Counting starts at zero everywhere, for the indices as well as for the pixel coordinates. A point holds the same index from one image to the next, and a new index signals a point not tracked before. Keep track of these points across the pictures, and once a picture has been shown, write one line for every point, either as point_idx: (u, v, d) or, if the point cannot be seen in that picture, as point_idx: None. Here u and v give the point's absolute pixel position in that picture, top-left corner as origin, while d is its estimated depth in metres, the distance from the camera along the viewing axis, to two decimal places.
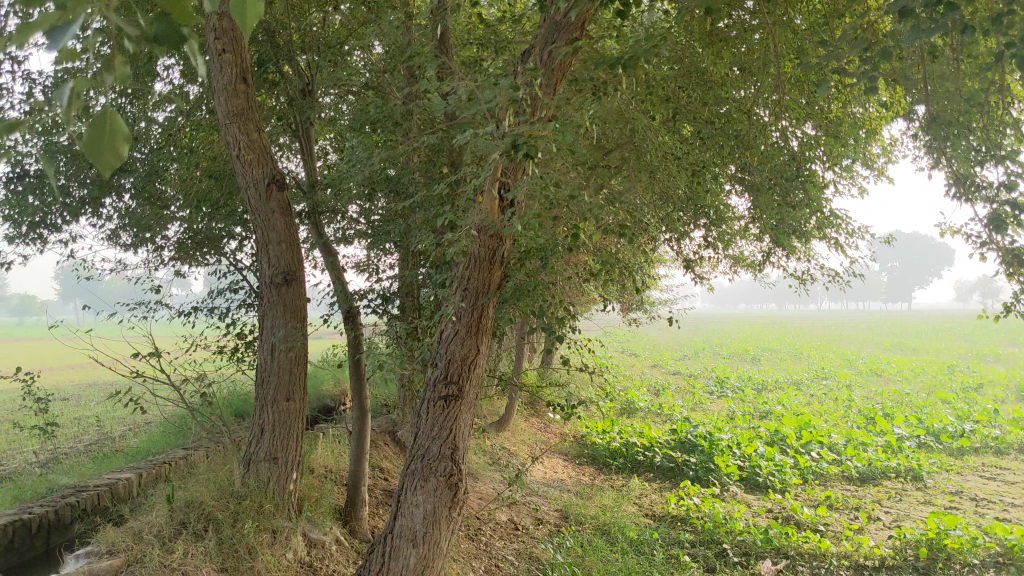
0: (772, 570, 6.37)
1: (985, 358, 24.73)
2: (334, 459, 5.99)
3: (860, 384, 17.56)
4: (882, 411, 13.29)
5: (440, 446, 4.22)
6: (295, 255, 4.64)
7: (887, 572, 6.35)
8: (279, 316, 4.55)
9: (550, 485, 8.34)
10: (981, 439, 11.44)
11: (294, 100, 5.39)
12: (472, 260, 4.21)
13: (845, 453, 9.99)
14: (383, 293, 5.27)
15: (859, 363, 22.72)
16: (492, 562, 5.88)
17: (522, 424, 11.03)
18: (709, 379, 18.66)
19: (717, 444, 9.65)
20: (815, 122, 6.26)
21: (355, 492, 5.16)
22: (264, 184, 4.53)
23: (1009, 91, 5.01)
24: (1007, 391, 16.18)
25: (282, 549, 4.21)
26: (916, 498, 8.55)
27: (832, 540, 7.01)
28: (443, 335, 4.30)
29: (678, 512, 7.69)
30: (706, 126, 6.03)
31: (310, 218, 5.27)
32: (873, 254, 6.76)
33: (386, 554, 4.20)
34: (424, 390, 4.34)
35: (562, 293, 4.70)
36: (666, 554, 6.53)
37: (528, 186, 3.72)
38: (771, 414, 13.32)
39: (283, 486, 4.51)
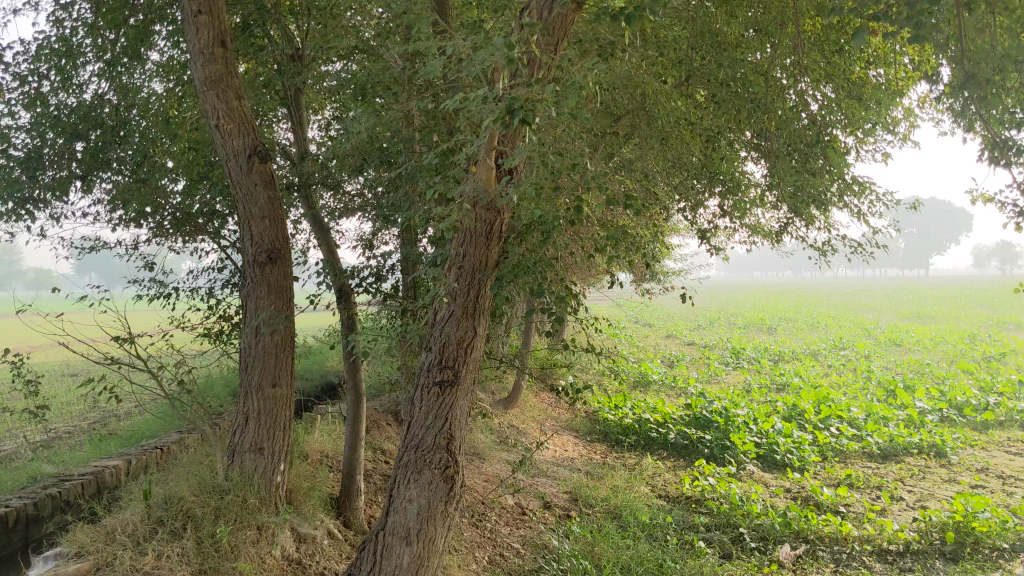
0: (791, 555, 6.09)
1: (1005, 325, 24.35)
2: (331, 443, 5.73)
3: (879, 354, 17.23)
4: (902, 383, 12.94)
5: (434, 437, 3.92)
6: (280, 232, 4.30)
7: (912, 557, 6.07)
8: (263, 296, 4.23)
9: (560, 465, 8.07)
10: (1006, 412, 11.08)
11: (282, 67, 5.03)
12: (467, 236, 3.89)
13: (866, 428, 9.66)
14: (377, 270, 4.96)
15: (877, 332, 22.38)
16: (496, 551, 5.61)
17: (531, 400, 10.76)
18: (725, 350, 18.34)
19: (733, 420, 9.34)
20: (837, 84, 5.88)
21: (350, 482, 4.89)
22: (246, 156, 4.18)
23: None
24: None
25: (267, 547, 3.97)
26: (940, 476, 8.25)
27: (854, 522, 6.73)
28: (437, 317, 4.00)
29: (693, 494, 7.42)
30: (721, 89, 5.74)
31: (300, 192, 4.96)
32: (897, 222, 6.39)
33: (377, 552, 3.92)
34: (419, 375, 4.04)
35: (566, 269, 4.37)
36: (680, 540, 6.26)
37: (524, 155, 3.39)
38: (788, 386, 13.03)
39: (270, 478, 4.24)
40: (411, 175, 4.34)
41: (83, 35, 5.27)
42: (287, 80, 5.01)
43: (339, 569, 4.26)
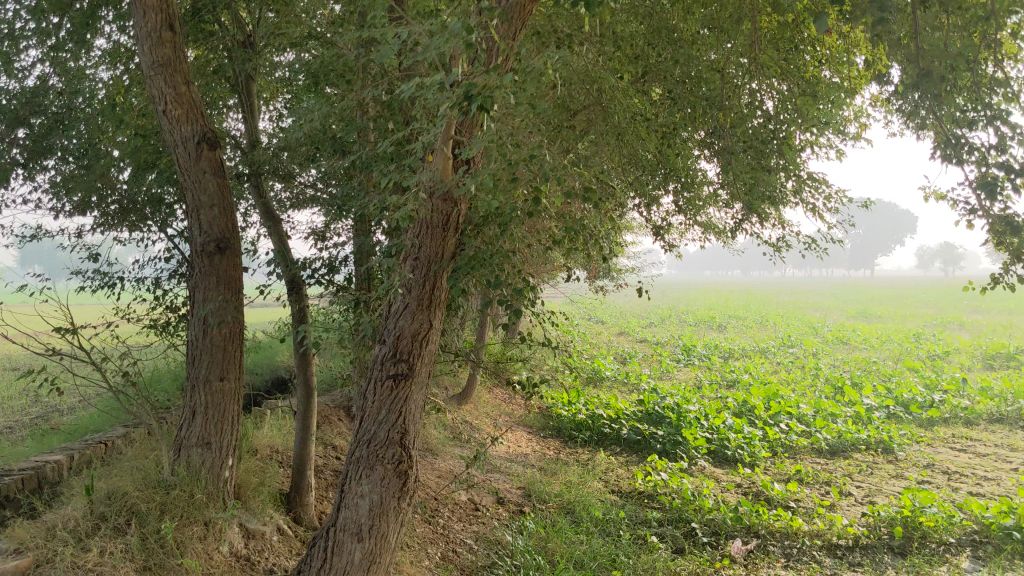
0: (742, 550, 6.12)
1: (947, 325, 24.93)
2: (281, 439, 5.61)
3: (827, 352, 17.47)
4: (849, 380, 13.14)
5: (387, 432, 3.85)
6: (230, 221, 4.19)
7: (862, 551, 6.14)
8: (211, 287, 4.10)
9: (513, 460, 8.02)
10: (951, 409, 11.29)
11: (233, 52, 4.90)
12: (423, 227, 3.86)
13: (815, 425, 9.78)
14: (330, 261, 4.85)
15: (825, 330, 22.74)
16: (449, 547, 5.52)
17: (484, 396, 10.69)
18: (676, 347, 18.46)
19: (685, 416, 9.39)
20: (791, 82, 5.93)
21: (300, 478, 4.78)
22: (195, 143, 4.06)
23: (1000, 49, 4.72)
24: (973, 360, 16.15)
25: (215, 544, 3.88)
26: (888, 471, 8.37)
27: (804, 517, 6.79)
28: (391, 309, 3.94)
29: (645, 489, 7.43)
30: (677, 86, 5.84)
31: (251, 181, 4.80)
32: (850, 220, 6.45)
33: (328, 549, 3.84)
34: (371, 368, 3.97)
35: (523, 262, 4.32)
36: (633, 535, 6.26)
37: (481, 144, 3.34)
38: (738, 383, 13.16)
39: (218, 472, 4.14)
40: (365, 164, 4.26)
41: (25, 19, 5.05)
42: (238, 66, 4.88)
43: (288, 566, 4.18)
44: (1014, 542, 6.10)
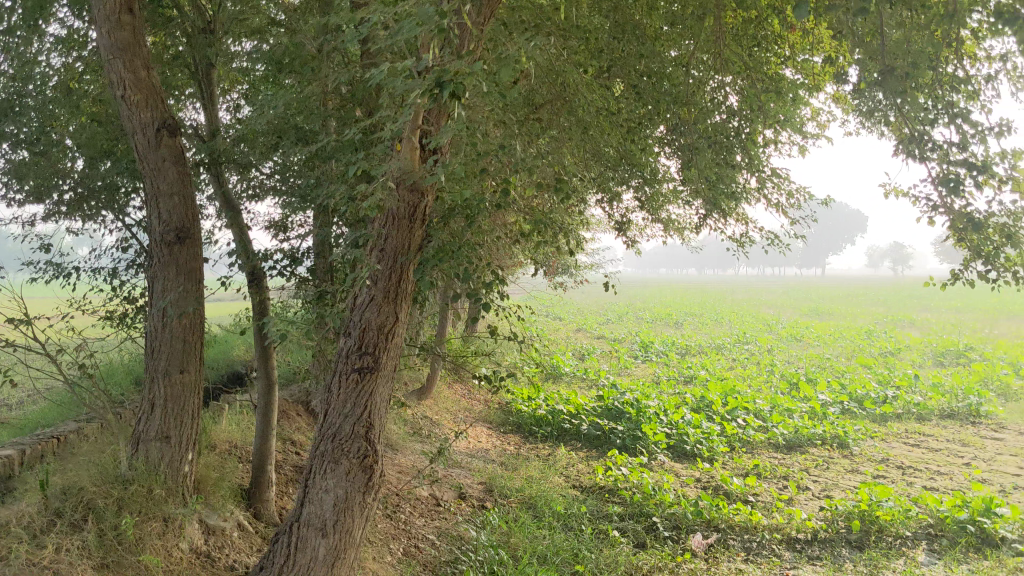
0: (703, 544, 6.15)
1: (898, 323, 25.37)
2: (240, 433, 5.51)
3: (781, 348, 17.66)
4: (805, 376, 13.29)
5: (353, 426, 3.79)
6: (190, 211, 4.09)
7: (820, 545, 6.20)
8: (171, 278, 4.01)
9: (474, 456, 7.99)
10: (903, 405, 11.46)
11: (193, 38, 4.75)
12: (390, 218, 3.78)
13: (771, 420, 9.87)
14: (291, 254, 4.76)
15: (779, 327, 22.99)
16: (411, 543, 5.46)
17: (443, 392, 10.63)
18: (634, 343, 18.55)
19: (644, 411, 9.43)
20: (753, 79, 5.97)
21: (260, 473, 4.69)
22: (154, 130, 3.96)
23: (959, 49, 4.79)
24: (923, 357, 16.43)
25: (174, 540, 3.80)
26: (844, 466, 8.47)
27: (763, 511, 6.84)
28: (357, 302, 3.87)
29: (606, 483, 7.43)
30: (642, 80, 5.87)
31: (211, 171, 4.71)
32: (812, 216, 6.52)
33: (291, 545, 3.77)
34: (336, 361, 3.90)
35: (490, 255, 4.28)
36: (595, 529, 6.26)
37: (451, 133, 3.30)
38: (695, 379, 13.25)
39: (177, 467, 4.05)
40: (330, 154, 4.18)
41: None
42: (200, 51, 4.74)
43: (249, 562, 4.10)
44: (967, 535, 6.20)
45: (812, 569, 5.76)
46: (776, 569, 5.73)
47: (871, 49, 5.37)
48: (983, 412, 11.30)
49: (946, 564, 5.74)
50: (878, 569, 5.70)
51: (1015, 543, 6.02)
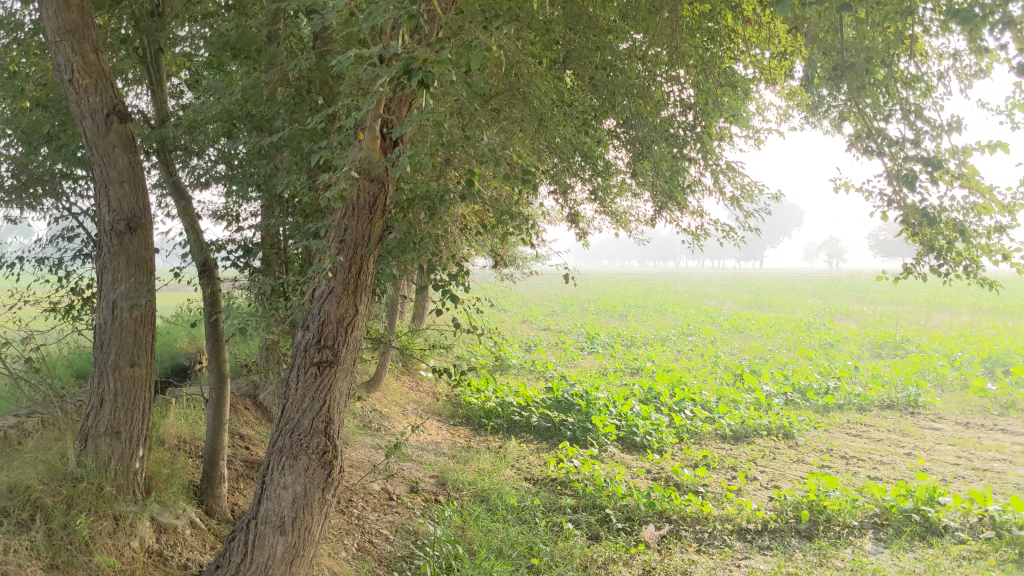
0: (656, 535, 6.18)
1: (836, 315, 25.85)
2: (188, 428, 5.38)
3: (724, 340, 17.87)
4: (748, 368, 13.46)
5: (311, 421, 3.71)
6: (141, 199, 3.96)
7: (770, 535, 6.28)
8: (121, 268, 3.88)
9: (425, 449, 7.92)
10: (845, 395, 11.68)
11: (141, 21, 4.59)
12: (350, 208, 3.69)
13: (718, 411, 9.98)
14: (245, 245, 4.65)
15: (721, 318, 23.26)
16: (365, 538, 5.39)
17: (391, 383, 10.54)
18: (579, 335, 18.61)
19: (593, 403, 9.47)
20: (708, 73, 6.00)
21: (212, 468, 4.59)
22: (103, 115, 3.82)
23: (912, 47, 4.87)
24: (862, 348, 16.76)
25: (125, 539, 3.70)
26: (789, 456, 8.60)
27: (713, 501, 6.90)
28: (315, 294, 3.78)
29: (557, 475, 7.44)
30: (597, 73, 5.84)
31: (160, 158, 4.62)
32: (766, 209, 6.66)
33: (248, 542, 3.70)
34: (294, 354, 3.82)
35: (450, 247, 4.23)
36: (548, 522, 6.25)
37: (417, 123, 3.24)
38: (641, 370, 13.33)
39: (128, 464, 3.94)
40: (287, 143, 4.09)
41: None
42: (148, 36, 4.58)
43: (203, 560, 4.00)
44: (912, 524, 6.33)
45: (763, 559, 5.83)
46: (728, 559, 5.79)
47: (825, 44, 5.43)
48: (921, 402, 11.55)
49: (892, 553, 5.85)
50: (827, 558, 5.78)
51: (958, 532, 6.16)
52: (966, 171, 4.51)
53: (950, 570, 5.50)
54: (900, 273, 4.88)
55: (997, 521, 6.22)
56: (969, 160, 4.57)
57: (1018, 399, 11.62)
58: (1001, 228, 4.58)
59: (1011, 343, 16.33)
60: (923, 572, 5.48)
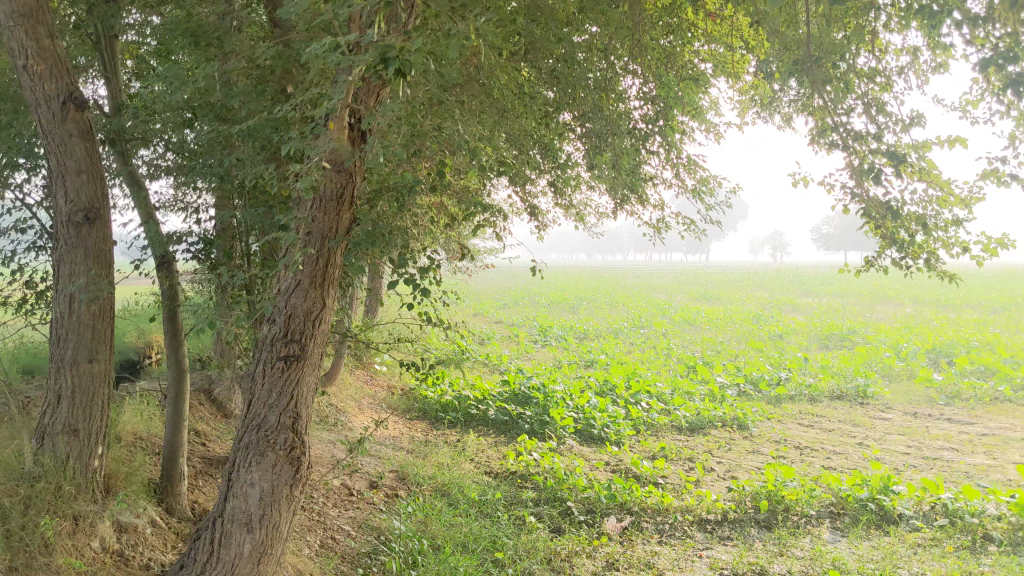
0: (617, 528, 6.19)
1: (784, 307, 26.21)
2: (144, 424, 5.26)
3: (676, 332, 18.01)
4: (701, 359, 13.56)
5: (279, 416, 3.65)
6: (99, 190, 3.85)
7: (730, 525, 6.33)
8: (79, 261, 3.77)
9: (383, 443, 7.85)
10: (796, 386, 11.85)
11: (95, 7, 4.46)
12: (316, 200, 3.62)
13: (673, 403, 10.05)
14: (204, 236, 4.54)
15: (671, 311, 23.43)
16: (328, 534, 5.31)
17: (346, 378, 10.43)
18: (532, 328, 18.61)
19: (551, 396, 9.48)
20: (669, 66, 6.03)
21: (172, 465, 4.48)
22: (59, 102, 3.69)
23: (871, 43, 4.95)
24: (810, 340, 17.02)
25: (85, 539, 3.62)
26: (745, 447, 8.70)
27: (673, 492, 6.94)
28: (281, 287, 3.70)
29: (517, 468, 7.42)
30: (559, 65, 5.82)
31: (114, 147, 4.43)
32: (727, 202, 6.75)
33: (214, 541, 3.64)
34: (260, 349, 3.74)
35: (418, 239, 4.19)
36: (511, 515, 6.23)
37: (391, 113, 3.19)
38: (595, 363, 13.37)
39: (86, 462, 3.84)
40: (249, 133, 4.01)
41: None
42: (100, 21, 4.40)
43: (165, 560, 3.92)
44: (868, 512, 6.43)
45: (724, 550, 5.87)
46: (691, 549, 5.82)
47: (785, 39, 5.49)
48: (869, 392, 11.75)
49: (850, 541, 5.94)
50: (786, 548, 5.83)
51: (913, 519, 6.28)
52: (926, 165, 4.59)
53: (907, 557, 5.59)
54: (861, 265, 4.96)
55: (949, 509, 6.35)
56: (928, 154, 4.65)
57: (962, 389, 11.90)
58: (958, 221, 4.71)
59: (954, 334, 16.71)
60: (881, 559, 5.56)
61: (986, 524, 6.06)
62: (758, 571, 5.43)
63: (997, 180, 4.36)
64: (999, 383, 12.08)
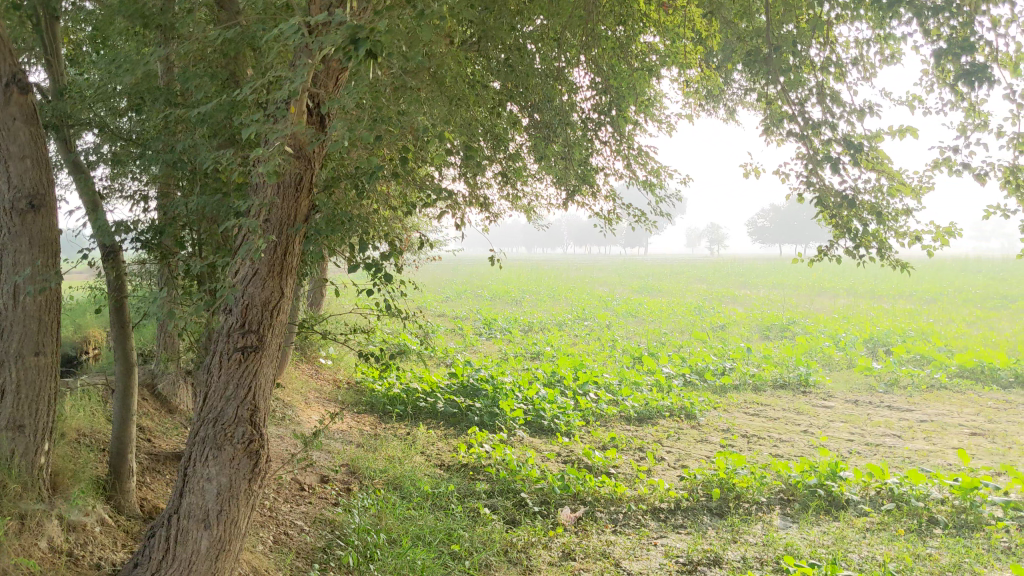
0: (572, 518, 6.18)
1: (725, 299, 26.53)
2: (87, 420, 5.09)
3: (620, 324, 18.09)
4: (646, 350, 13.64)
5: (236, 409, 3.56)
6: (44, 176, 3.69)
7: (683, 513, 6.36)
8: (23, 249, 3.63)
9: (333, 437, 7.74)
10: (740, 376, 11.99)
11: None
12: (274, 187, 3.55)
13: (621, 393, 10.10)
14: (152, 226, 4.41)
15: (615, 304, 23.57)
16: (281, 529, 5.21)
17: (291, 372, 10.25)
18: (477, 321, 18.52)
19: (500, 388, 9.45)
20: (621, 56, 6.04)
21: (120, 462, 4.34)
22: (2, 84, 3.54)
23: (822, 35, 5.02)
24: (751, 330, 17.24)
25: (32, 539, 3.48)
26: (694, 436, 8.76)
27: (626, 482, 6.96)
28: (238, 276, 3.60)
29: (469, 461, 7.38)
30: (513, 55, 5.79)
31: (58, 133, 4.23)
32: (678, 193, 6.80)
33: (170, 539, 3.53)
34: (215, 340, 3.64)
35: (376, 227, 4.14)
36: (465, 507, 6.18)
37: (354, 98, 3.14)
38: (541, 354, 13.35)
39: (32, 459, 3.70)
40: (201, 119, 3.90)
41: None
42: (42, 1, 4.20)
43: (116, 560, 3.80)
44: (817, 498, 6.52)
45: (678, 538, 5.89)
46: (645, 538, 5.83)
47: (737, 31, 5.54)
48: (811, 381, 11.95)
49: (801, 526, 6.00)
50: (739, 535, 5.88)
51: (861, 504, 6.38)
52: (878, 154, 4.67)
53: (857, 541, 5.67)
54: (814, 255, 5.02)
55: (895, 493, 6.47)
56: (880, 144, 4.73)
57: (900, 376, 12.17)
58: (908, 211, 4.84)
59: (889, 324, 17.07)
60: (832, 544, 5.62)
61: (931, 507, 6.18)
62: (713, 558, 5.45)
63: (950, 169, 4.51)
64: (934, 371, 12.38)
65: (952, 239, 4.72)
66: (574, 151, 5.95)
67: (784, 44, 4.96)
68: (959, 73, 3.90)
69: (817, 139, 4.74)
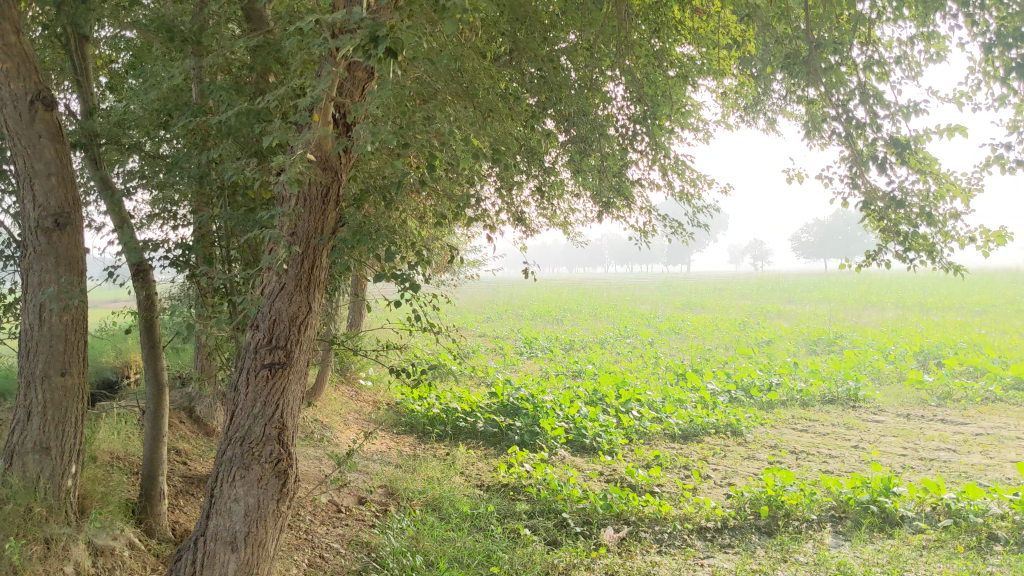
0: (615, 539, 6.00)
1: (770, 314, 26.07)
2: (121, 443, 5.03)
3: (663, 341, 17.84)
4: (690, 367, 13.40)
5: (264, 427, 3.47)
6: (70, 194, 3.65)
7: (730, 532, 6.15)
8: (49, 268, 3.58)
9: (371, 458, 7.64)
10: (787, 391, 11.70)
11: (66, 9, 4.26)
12: (301, 199, 3.47)
13: (664, 411, 9.89)
14: (182, 244, 4.33)
15: (657, 320, 23.26)
16: (316, 552, 5.11)
17: (330, 393, 10.20)
18: (518, 340, 18.39)
19: (541, 406, 9.29)
20: (656, 64, 5.91)
21: (151, 484, 4.27)
22: (27, 102, 3.50)
23: (865, 34, 4.85)
24: (798, 345, 16.90)
25: (58, 564, 3.41)
26: (740, 453, 8.53)
27: (670, 501, 6.76)
28: (265, 291, 3.52)
29: (509, 481, 7.23)
30: (546, 66, 5.66)
31: (88, 153, 4.17)
32: (716, 203, 6.61)
33: (197, 562, 3.44)
34: (243, 357, 3.55)
35: (404, 240, 4.04)
36: (505, 528, 6.03)
37: (376, 105, 3.04)
38: (583, 372, 13.18)
39: (59, 482, 3.64)
40: (226, 132, 3.82)
41: None
42: (70, 22, 4.18)
43: None
44: (870, 515, 6.27)
45: (725, 558, 5.68)
46: (691, 559, 5.63)
47: (776, 34, 5.38)
48: (861, 395, 11.63)
49: (854, 545, 5.76)
50: (790, 554, 5.65)
51: (916, 521, 6.12)
52: (925, 154, 4.47)
53: (914, 559, 5.42)
54: (862, 261, 4.83)
55: (952, 509, 6.20)
56: (926, 144, 4.53)
57: (953, 390, 11.80)
58: (956, 213, 4.63)
59: (941, 336, 16.63)
60: (887, 562, 5.38)
61: (991, 523, 5.91)
62: None
63: (1002, 167, 4.29)
64: (989, 383, 11.97)
65: (1005, 242, 4.50)
66: (609, 162, 5.82)
67: (823, 45, 4.79)
68: (1010, 65, 3.70)
69: (861, 141, 4.57)
